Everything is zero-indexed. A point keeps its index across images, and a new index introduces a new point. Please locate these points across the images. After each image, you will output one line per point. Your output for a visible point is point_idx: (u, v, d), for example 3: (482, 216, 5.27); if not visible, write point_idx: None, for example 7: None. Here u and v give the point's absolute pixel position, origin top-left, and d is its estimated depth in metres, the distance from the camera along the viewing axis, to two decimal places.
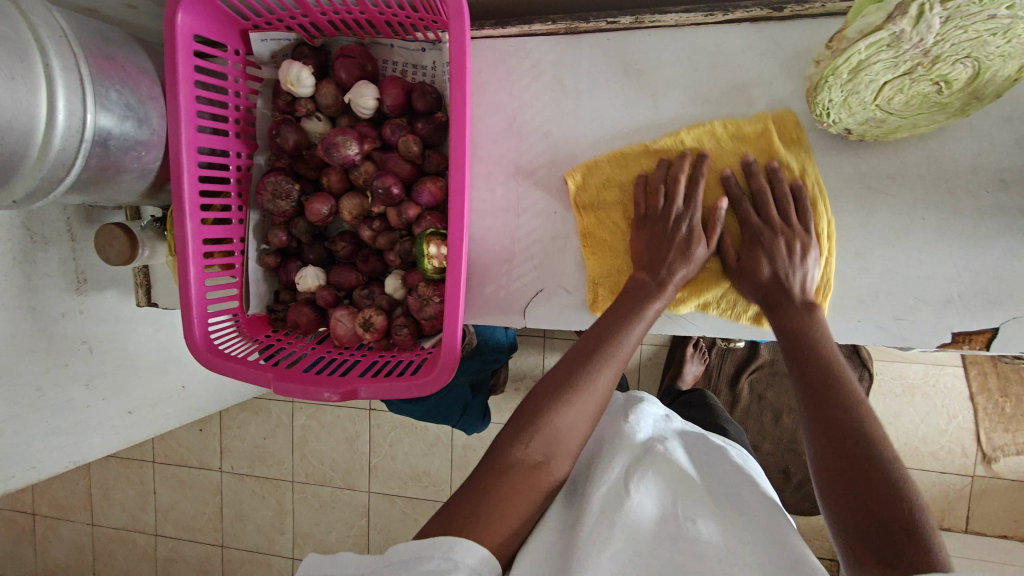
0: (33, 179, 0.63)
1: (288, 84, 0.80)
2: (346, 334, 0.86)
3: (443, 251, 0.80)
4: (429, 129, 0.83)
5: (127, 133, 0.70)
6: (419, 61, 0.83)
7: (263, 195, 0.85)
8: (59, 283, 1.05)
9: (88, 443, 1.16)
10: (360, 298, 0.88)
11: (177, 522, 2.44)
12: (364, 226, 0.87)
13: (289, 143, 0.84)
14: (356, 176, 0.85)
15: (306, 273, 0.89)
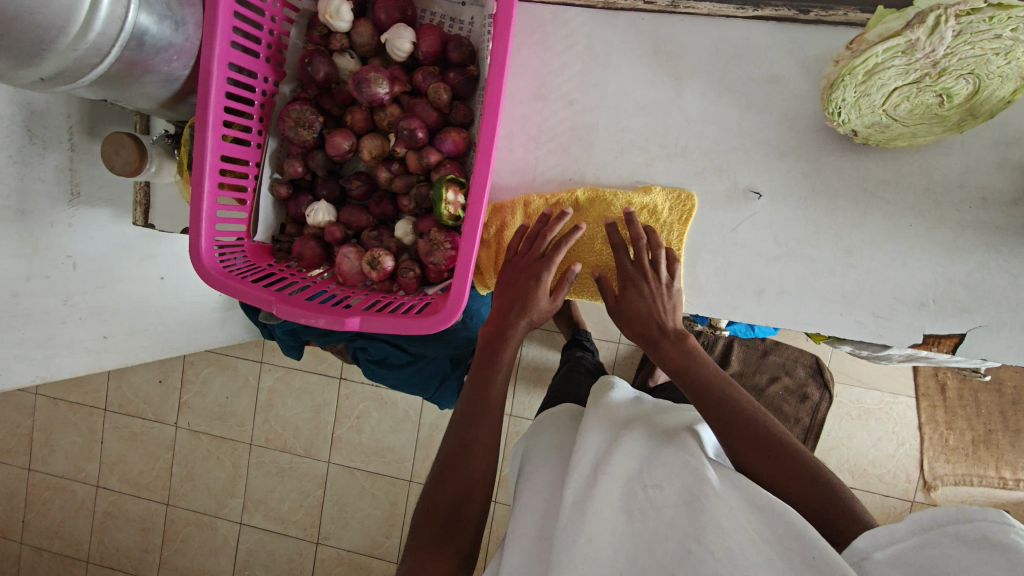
0: (66, 60, 0.62)
1: (327, 15, 0.82)
2: (351, 271, 0.88)
3: (460, 199, 0.82)
4: (461, 80, 0.85)
5: (163, 34, 0.70)
6: (458, 14, 0.86)
7: (285, 121, 0.85)
8: (53, 191, 1.02)
9: (58, 361, 1.12)
10: (369, 238, 0.90)
11: (122, 475, 2.35)
12: (381, 168, 0.89)
13: (319, 75, 0.85)
14: (381, 118, 0.87)
15: (318, 208, 0.89)
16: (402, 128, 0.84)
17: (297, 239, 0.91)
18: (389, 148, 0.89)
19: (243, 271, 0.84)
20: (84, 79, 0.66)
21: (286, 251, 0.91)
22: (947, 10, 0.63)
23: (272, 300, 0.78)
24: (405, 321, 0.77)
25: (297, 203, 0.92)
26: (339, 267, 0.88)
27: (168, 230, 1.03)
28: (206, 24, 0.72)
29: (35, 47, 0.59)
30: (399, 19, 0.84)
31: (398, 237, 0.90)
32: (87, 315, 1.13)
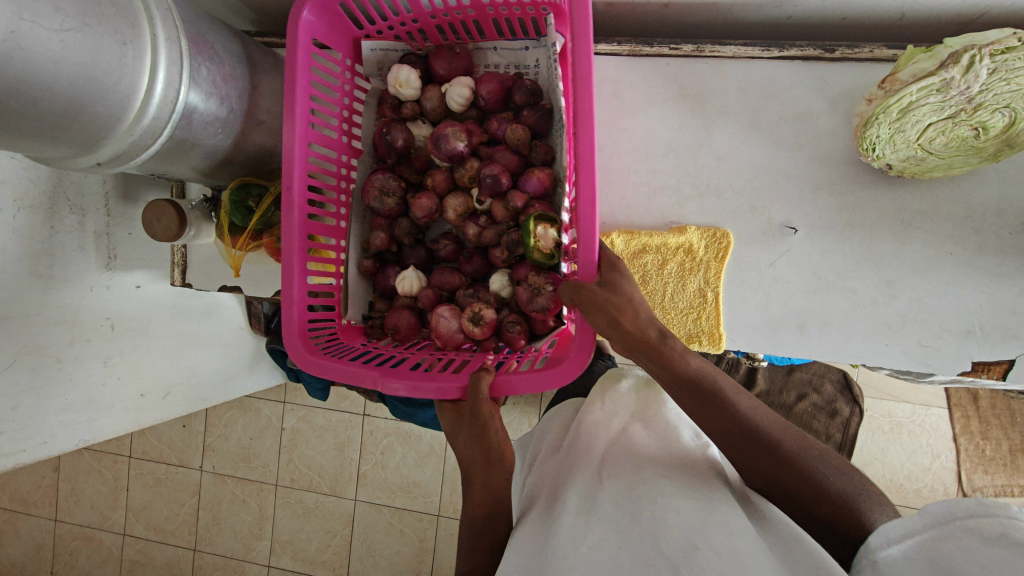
0: (122, 144, 0.64)
1: (398, 86, 0.87)
2: (451, 333, 0.86)
3: (551, 233, 0.79)
4: (537, 117, 0.85)
5: (210, 111, 0.72)
6: (521, 60, 0.88)
7: (369, 193, 0.89)
8: (91, 256, 1.04)
9: (99, 422, 1.13)
10: (464, 297, 0.89)
11: (149, 522, 2.34)
12: (469, 224, 0.90)
13: (399, 143, 0.89)
14: (462, 173, 0.90)
15: (408, 275, 0.92)
16: (485, 178, 0.85)
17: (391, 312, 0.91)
18: (473, 203, 0.90)
19: (341, 352, 0.83)
20: (137, 160, 0.67)
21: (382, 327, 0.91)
22: (982, 49, 0.65)
23: (378, 377, 0.75)
24: (531, 376, 0.74)
25: (386, 276, 0.94)
26: (438, 331, 0.86)
27: (204, 288, 1.03)
28: (286, 91, 0.74)
29: (93, 136, 0.61)
30: (458, 72, 0.88)
31: (494, 290, 0.89)
32: (124, 374, 1.14)
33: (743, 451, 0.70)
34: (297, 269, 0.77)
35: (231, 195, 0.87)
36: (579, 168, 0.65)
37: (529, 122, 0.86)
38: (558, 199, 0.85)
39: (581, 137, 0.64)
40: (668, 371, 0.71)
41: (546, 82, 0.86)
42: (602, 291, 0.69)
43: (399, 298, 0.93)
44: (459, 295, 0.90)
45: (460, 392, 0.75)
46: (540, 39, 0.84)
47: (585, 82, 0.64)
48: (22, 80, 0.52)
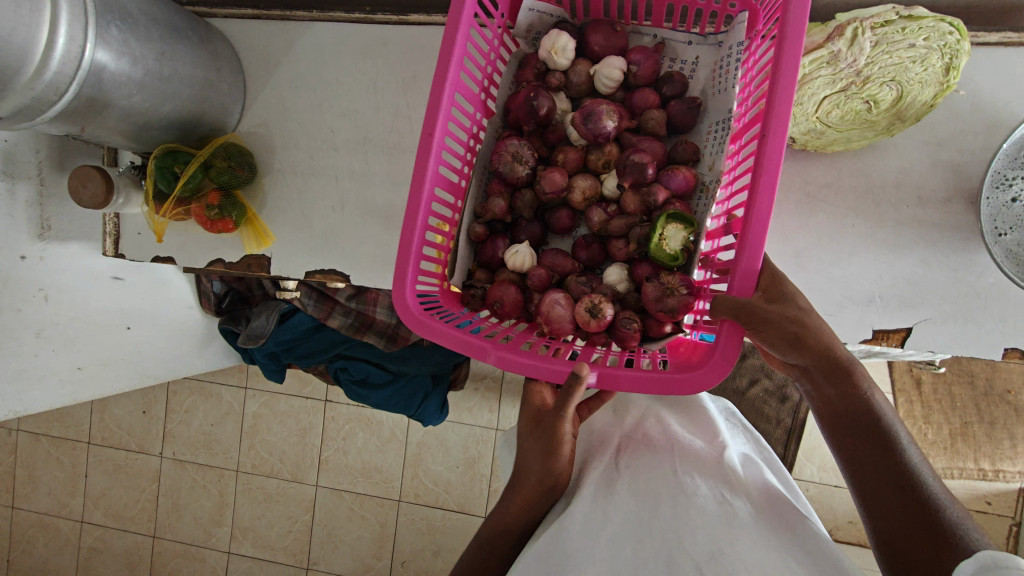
0: (24, 98, 0.64)
1: (551, 52, 0.75)
2: (564, 323, 0.73)
3: (681, 236, 0.71)
4: (685, 107, 0.75)
5: (123, 71, 0.72)
6: (680, 54, 0.79)
7: (499, 158, 0.76)
8: (21, 225, 1.04)
9: (32, 394, 1.11)
10: (576, 285, 0.76)
11: (107, 509, 2.31)
12: (595, 207, 0.78)
13: (542, 110, 0.75)
14: (597, 156, 0.77)
15: (522, 251, 0.78)
16: (629, 160, 0.73)
17: (494, 284, 0.77)
18: (604, 188, 0.78)
19: (447, 313, 0.71)
20: (42, 116, 0.68)
21: (482, 297, 0.78)
22: (863, 22, 0.69)
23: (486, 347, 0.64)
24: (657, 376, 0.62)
25: (495, 246, 0.79)
26: (548, 317, 0.73)
27: (137, 259, 1.03)
28: (444, 48, 0.65)
29: None
30: (614, 53, 0.77)
31: (609, 283, 0.77)
32: (60, 346, 1.14)
33: (871, 475, 0.57)
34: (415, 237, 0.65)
35: (157, 161, 0.88)
36: (762, 169, 0.59)
37: (679, 112, 0.76)
38: (699, 203, 0.74)
39: (772, 137, 0.59)
40: (833, 368, 0.59)
41: (706, 84, 0.77)
42: (772, 306, 0.59)
43: (503, 271, 0.80)
44: (572, 282, 0.76)
45: (587, 381, 0.64)
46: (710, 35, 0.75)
47: (788, 70, 0.59)
48: None
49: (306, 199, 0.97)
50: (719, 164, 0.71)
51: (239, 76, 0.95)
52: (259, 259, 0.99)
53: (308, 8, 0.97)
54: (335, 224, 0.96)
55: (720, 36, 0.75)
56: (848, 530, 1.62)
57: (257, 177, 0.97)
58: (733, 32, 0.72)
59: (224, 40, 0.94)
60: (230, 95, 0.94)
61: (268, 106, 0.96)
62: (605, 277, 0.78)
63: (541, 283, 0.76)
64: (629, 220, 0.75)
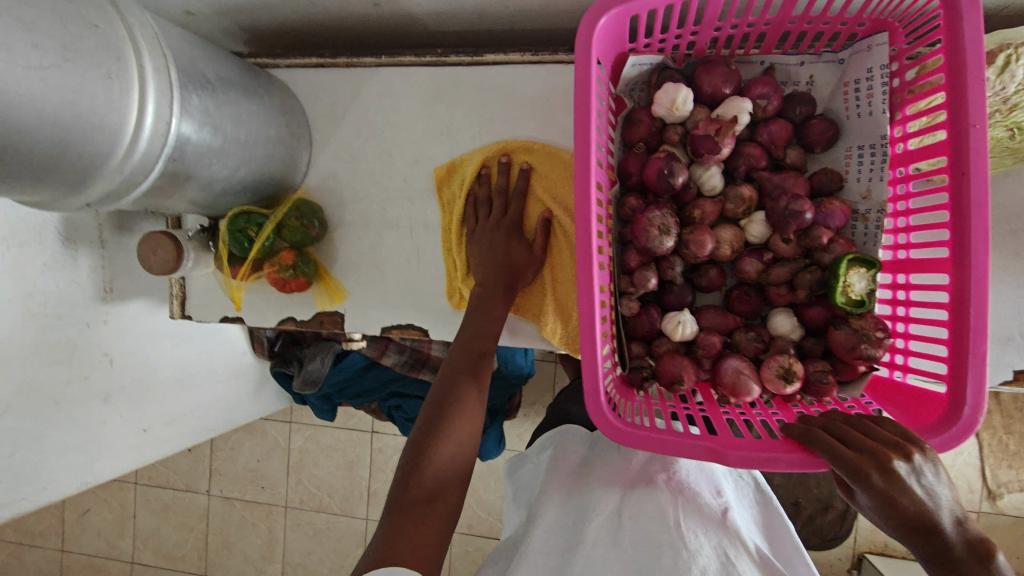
0: (112, 183, 0.60)
1: (672, 108, 0.73)
2: (751, 388, 0.73)
3: (867, 282, 0.69)
4: (824, 128, 0.73)
5: (204, 142, 0.68)
6: (793, 76, 0.75)
7: (645, 233, 0.73)
8: (85, 291, 1.01)
9: (102, 462, 1.07)
10: (747, 341, 0.76)
11: (157, 549, 2.29)
12: (748, 257, 0.75)
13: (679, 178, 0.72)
14: (737, 204, 0.74)
15: (684, 320, 0.75)
16: (788, 209, 0.70)
17: (664, 361, 0.76)
18: (750, 237, 0.75)
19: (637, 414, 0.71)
20: (129, 197, 0.64)
21: (655, 377, 0.76)
22: (1017, 49, 0.62)
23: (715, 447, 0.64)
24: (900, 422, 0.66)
25: (650, 317, 0.77)
26: (733, 386, 0.73)
27: (205, 320, 1.00)
28: (578, 136, 0.62)
29: (80, 178, 0.57)
30: (732, 91, 0.74)
31: (782, 333, 0.75)
32: (126, 409, 1.10)
33: None
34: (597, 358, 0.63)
35: (230, 225, 0.85)
36: (968, 211, 0.57)
37: (818, 139, 0.74)
38: (860, 231, 0.73)
39: (975, 172, 0.57)
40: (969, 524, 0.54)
41: (828, 102, 0.75)
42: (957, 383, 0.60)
43: (663, 342, 0.78)
44: (743, 340, 0.76)
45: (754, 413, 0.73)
46: (827, 53, 0.73)
47: (975, 96, 0.57)
48: (5, 124, 0.48)
49: (380, 250, 0.92)
50: (880, 193, 0.70)
51: (305, 128, 0.91)
52: (333, 315, 0.94)
53: (375, 52, 0.92)
54: (411, 275, 0.92)
55: (838, 54, 0.73)
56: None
57: (329, 232, 0.93)
58: (862, 55, 0.70)
59: (289, 93, 0.90)
60: (299, 149, 0.90)
61: (336, 157, 0.92)
62: (773, 326, 0.76)
63: (713, 350, 0.75)
64: (791, 266, 0.73)
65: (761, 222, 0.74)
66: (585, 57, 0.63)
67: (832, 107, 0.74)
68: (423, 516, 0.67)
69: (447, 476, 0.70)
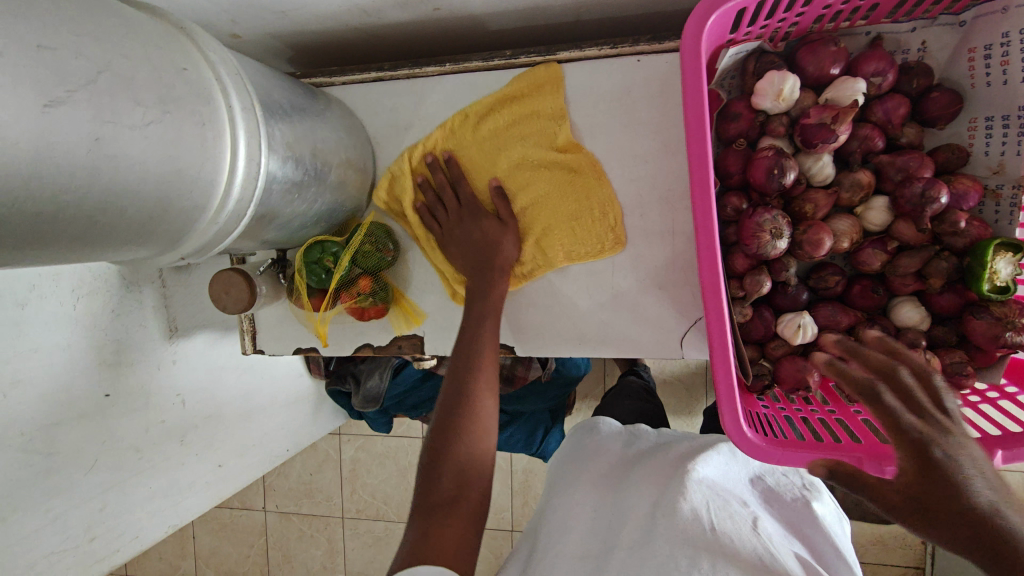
0: (206, 235, 0.57)
1: (779, 99, 0.67)
2: None
3: (1011, 266, 0.64)
4: (946, 99, 0.67)
5: (288, 179, 0.65)
6: (904, 44, 0.69)
7: (757, 239, 0.69)
8: (153, 332, 0.98)
9: (184, 504, 1.05)
10: (872, 336, 0.71)
11: (219, 567, 2.28)
12: (869, 248, 0.70)
13: (791, 175, 0.67)
14: (854, 193, 0.69)
15: (804, 323, 0.71)
16: (918, 198, 0.66)
17: (783, 365, 0.73)
18: (869, 225, 0.71)
19: (765, 426, 0.68)
20: (220, 246, 0.60)
21: (775, 383, 0.74)
22: None
23: (867, 459, 0.62)
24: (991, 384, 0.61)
25: (764, 321, 0.74)
26: None
27: (278, 353, 0.96)
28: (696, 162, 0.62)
29: (177, 235, 0.54)
30: (841, 71, 0.68)
31: (909, 325, 0.71)
32: (202, 449, 1.07)
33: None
34: (733, 376, 0.64)
35: (304, 258, 0.81)
36: None
37: (939, 113, 0.68)
38: (991, 210, 0.68)
39: None
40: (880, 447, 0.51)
41: (946, 70, 0.69)
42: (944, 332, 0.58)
43: (781, 345, 0.74)
44: (866, 336, 0.71)
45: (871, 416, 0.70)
46: (945, 16, 0.66)
47: None
48: (112, 193, 0.43)
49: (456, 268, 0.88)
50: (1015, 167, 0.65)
51: (367, 147, 0.86)
52: (411, 338, 0.91)
53: (434, 59, 0.87)
54: None
55: (957, 16, 0.67)
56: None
57: (401, 253, 0.89)
58: (991, 17, 0.64)
59: (348, 112, 0.85)
60: (364, 169, 0.85)
61: (403, 175, 0.88)
62: (897, 316, 0.72)
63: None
64: (921, 255, 0.68)
65: (881, 209, 0.70)
66: (696, 71, 0.62)
67: (950, 74, 0.69)
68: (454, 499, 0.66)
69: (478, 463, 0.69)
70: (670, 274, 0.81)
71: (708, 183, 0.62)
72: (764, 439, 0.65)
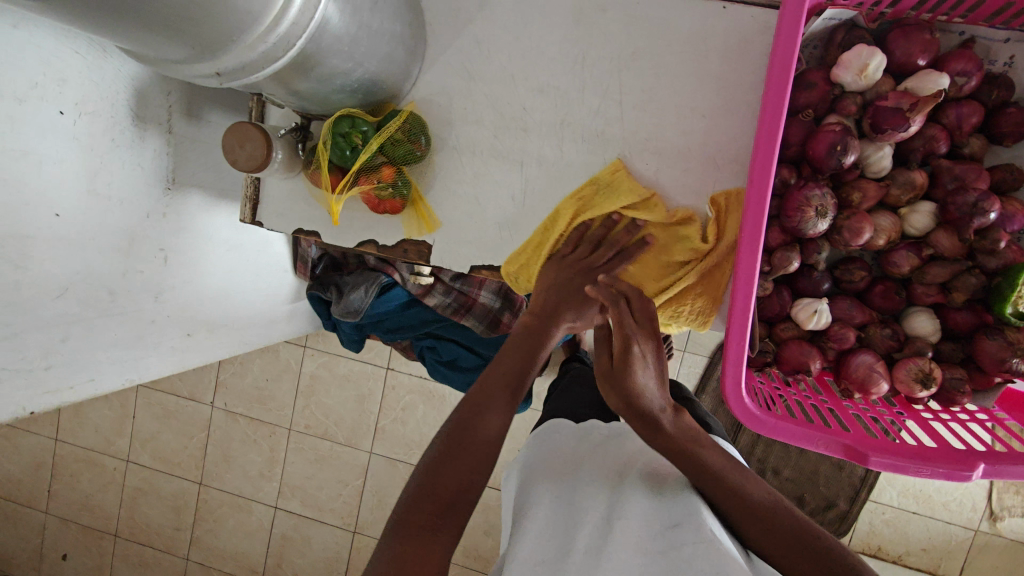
0: (250, 53, 0.52)
1: (861, 75, 0.65)
2: (880, 386, 0.69)
3: None
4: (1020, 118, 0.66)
5: (344, 26, 0.60)
6: (993, 54, 0.68)
7: (801, 213, 0.67)
8: (149, 178, 0.93)
9: (145, 361, 1.01)
10: (881, 338, 0.71)
11: (155, 451, 2.24)
12: (903, 250, 0.70)
13: (851, 156, 0.66)
14: (905, 189, 0.68)
15: (820, 309, 0.71)
16: (968, 207, 0.65)
17: (789, 347, 0.72)
18: (909, 227, 0.70)
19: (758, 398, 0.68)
20: (260, 74, 0.56)
21: (775, 363, 0.73)
22: None
23: (854, 446, 0.62)
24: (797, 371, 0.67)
25: (781, 299, 0.73)
26: (863, 382, 0.69)
27: (277, 229, 0.92)
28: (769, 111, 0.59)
29: (222, 40, 0.49)
30: (927, 63, 0.66)
31: (920, 335, 0.71)
32: (174, 312, 1.03)
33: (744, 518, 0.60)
34: (744, 342, 0.63)
35: (332, 128, 0.77)
36: None
37: (1009, 130, 0.67)
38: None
39: None
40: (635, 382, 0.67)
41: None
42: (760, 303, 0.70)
43: (791, 328, 0.73)
44: (877, 336, 0.71)
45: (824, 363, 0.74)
46: None
47: None
48: None
49: (484, 182, 0.84)
50: None
51: (422, 31, 0.81)
52: (419, 244, 0.88)
53: None
54: (512, 215, 0.85)
55: None
56: (921, 557, 1.56)
57: (429, 153, 0.85)
58: None
59: None
60: (415, 53, 0.80)
61: (450, 72, 0.83)
62: (910, 324, 0.72)
63: (844, 344, 0.71)
64: (951, 268, 0.68)
65: (925, 212, 0.69)
66: (795, 20, 0.59)
67: None
68: (432, 545, 0.58)
69: (483, 466, 0.63)
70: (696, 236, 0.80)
71: (773, 141, 0.60)
72: (757, 407, 0.65)
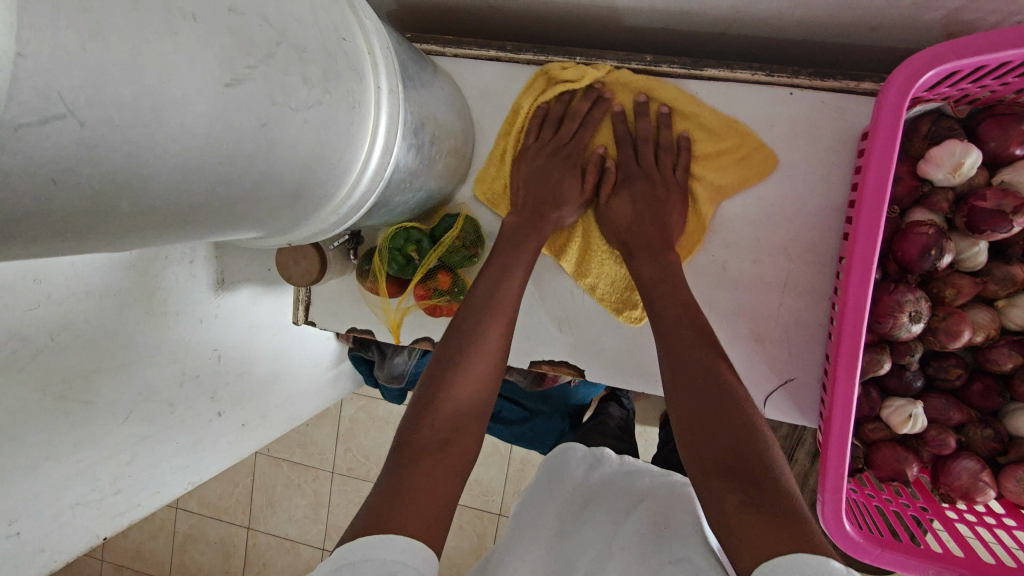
0: (324, 223, 0.50)
1: (954, 174, 0.60)
2: (987, 494, 0.65)
3: None
4: None
5: (407, 168, 0.58)
6: None
7: (893, 319, 0.63)
8: (200, 283, 0.92)
9: (205, 461, 1.00)
10: (983, 440, 0.66)
11: (202, 498, 2.27)
12: (1004, 347, 0.65)
13: (947, 259, 0.61)
14: (1003, 286, 0.64)
15: (916, 413, 0.66)
16: None
17: (882, 452, 0.68)
18: (1009, 322, 0.65)
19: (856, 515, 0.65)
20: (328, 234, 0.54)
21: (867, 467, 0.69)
22: None
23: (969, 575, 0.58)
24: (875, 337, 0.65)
25: (870, 401, 0.69)
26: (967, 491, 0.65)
27: (330, 328, 0.90)
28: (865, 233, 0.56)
29: (295, 221, 0.47)
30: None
31: None
32: (228, 407, 1.01)
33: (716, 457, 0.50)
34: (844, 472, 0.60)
35: (388, 243, 0.76)
36: None
37: None
38: None
39: None
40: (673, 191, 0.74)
41: None
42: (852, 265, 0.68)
43: (882, 429, 0.69)
44: (979, 439, 0.66)
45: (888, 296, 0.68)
46: None
47: None
48: (257, 182, 0.38)
49: (540, 277, 0.81)
50: None
51: (470, 131, 0.79)
52: None
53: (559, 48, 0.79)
54: (572, 310, 0.81)
55: None
56: None
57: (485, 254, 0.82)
58: None
59: (457, 89, 0.77)
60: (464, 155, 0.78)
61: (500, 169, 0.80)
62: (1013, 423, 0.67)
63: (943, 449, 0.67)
64: None
65: None
66: (890, 136, 0.55)
67: None
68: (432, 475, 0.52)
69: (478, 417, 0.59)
70: (771, 328, 0.75)
71: (869, 266, 0.57)
72: (860, 533, 0.61)
